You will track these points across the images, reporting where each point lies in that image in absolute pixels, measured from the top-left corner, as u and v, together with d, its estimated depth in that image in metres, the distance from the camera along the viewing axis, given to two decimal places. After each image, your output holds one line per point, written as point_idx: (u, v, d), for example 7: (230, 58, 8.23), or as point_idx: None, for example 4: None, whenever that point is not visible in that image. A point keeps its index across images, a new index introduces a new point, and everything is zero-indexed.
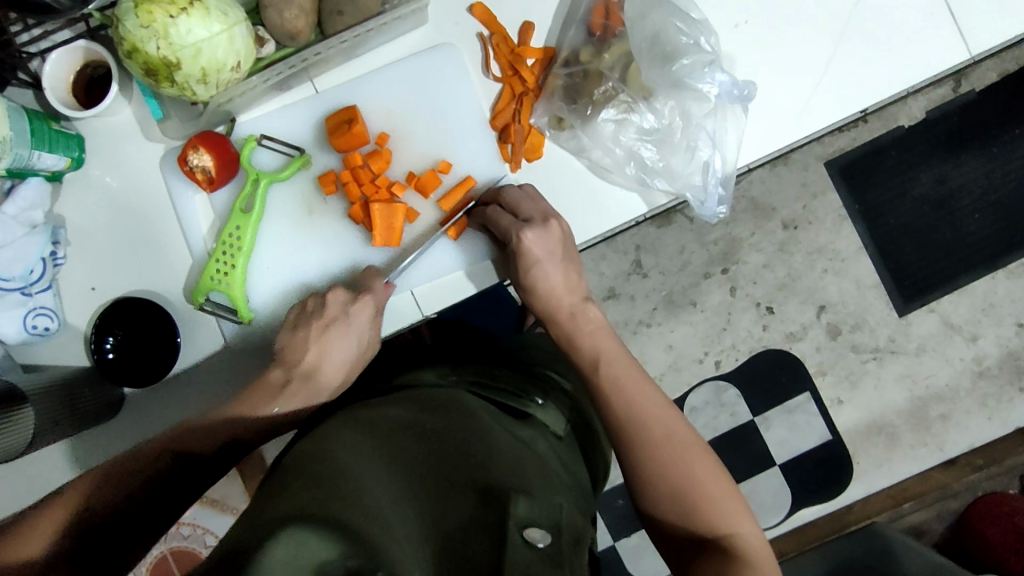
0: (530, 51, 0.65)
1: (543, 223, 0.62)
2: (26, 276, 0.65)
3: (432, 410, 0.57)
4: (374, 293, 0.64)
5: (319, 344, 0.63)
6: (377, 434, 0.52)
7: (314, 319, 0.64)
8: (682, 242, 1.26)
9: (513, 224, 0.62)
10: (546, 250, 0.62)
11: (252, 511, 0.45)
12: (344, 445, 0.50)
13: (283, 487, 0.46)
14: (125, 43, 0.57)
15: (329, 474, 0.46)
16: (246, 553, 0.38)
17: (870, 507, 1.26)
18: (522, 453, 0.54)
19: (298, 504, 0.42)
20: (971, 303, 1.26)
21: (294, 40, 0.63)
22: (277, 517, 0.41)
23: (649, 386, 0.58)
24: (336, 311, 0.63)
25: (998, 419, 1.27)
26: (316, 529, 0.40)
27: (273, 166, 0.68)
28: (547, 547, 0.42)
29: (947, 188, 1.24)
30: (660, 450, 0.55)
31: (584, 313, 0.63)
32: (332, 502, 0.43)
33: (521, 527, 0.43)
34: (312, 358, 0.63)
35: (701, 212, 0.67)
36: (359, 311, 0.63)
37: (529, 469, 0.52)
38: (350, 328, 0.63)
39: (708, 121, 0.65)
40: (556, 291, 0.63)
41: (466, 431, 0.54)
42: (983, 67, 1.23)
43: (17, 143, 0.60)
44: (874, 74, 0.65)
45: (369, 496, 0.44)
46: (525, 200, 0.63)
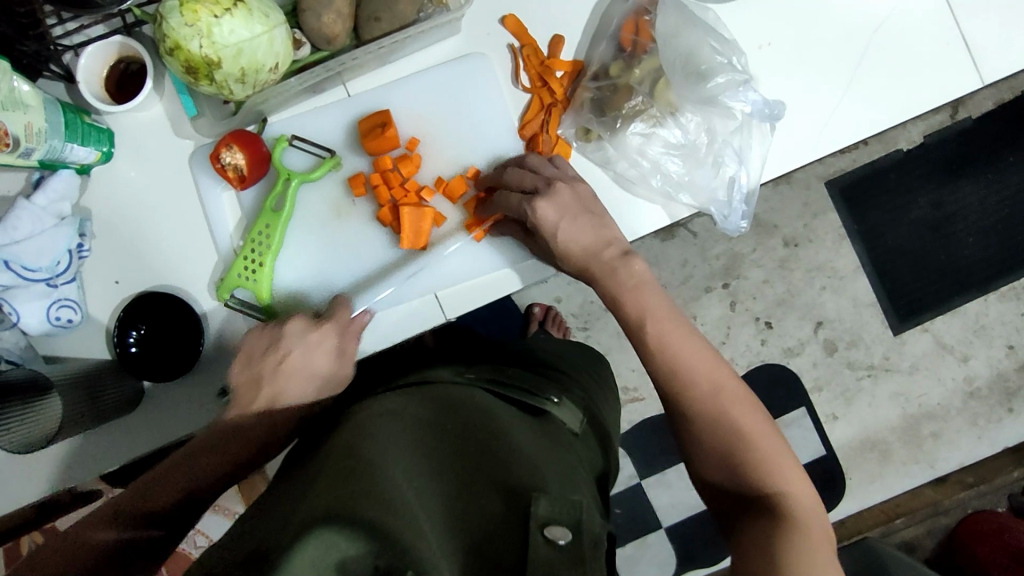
0: (560, 63, 0.67)
1: (548, 188, 0.62)
2: (53, 268, 0.65)
3: (452, 409, 0.57)
4: (336, 321, 0.64)
5: (272, 384, 0.61)
6: (399, 428, 0.52)
7: (268, 355, 0.62)
8: (684, 256, 1.28)
9: (523, 198, 0.63)
10: (561, 211, 0.62)
11: (280, 508, 0.45)
12: (367, 437, 0.50)
13: (309, 483, 0.46)
14: (168, 41, 0.57)
15: (357, 468, 0.45)
16: (277, 555, 0.38)
17: (862, 522, 1.29)
18: (539, 451, 0.55)
19: (328, 499, 0.42)
20: (963, 324, 1.30)
21: (331, 44, 0.64)
22: (308, 512, 0.41)
23: (694, 340, 0.60)
24: (291, 345, 0.62)
25: (988, 438, 1.30)
26: (346, 527, 0.39)
27: (304, 167, 0.69)
28: (568, 544, 0.42)
29: (943, 211, 1.28)
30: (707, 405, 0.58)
31: (625, 267, 0.62)
32: (361, 495, 0.42)
33: (542, 527, 0.43)
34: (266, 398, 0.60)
35: (723, 225, 0.70)
36: (320, 343, 0.62)
37: (548, 469, 0.52)
38: (308, 361, 0.62)
39: (734, 138, 0.67)
40: (594, 248, 0.63)
41: (486, 431, 0.54)
42: (981, 95, 1.26)
43: (52, 135, 0.61)
44: (890, 99, 0.68)
45: (398, 492, 0.44)
46: (523, 171, 0.64)
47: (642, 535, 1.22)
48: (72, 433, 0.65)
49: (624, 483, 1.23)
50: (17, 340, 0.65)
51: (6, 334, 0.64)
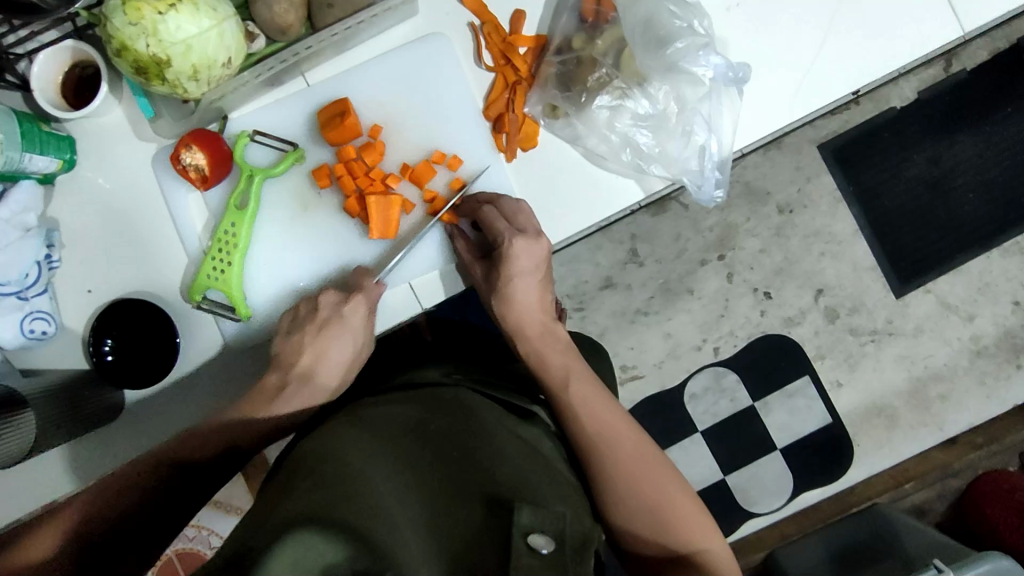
0: (522, 39, 0.65)
1: (534, 235, 0.63)
2: (22, 280, 0.65)
3: (434, 412, 0.56)
4: (367, 292, 0.64)
5: (313, 347, 0.63)
6: (383, 436, 0.51)
7: (307, 322, 0.64)
8: (678, 230, 1.26)
9: (507, 231, 0.62)
10: (532, 262, 0.64)
11: (258, 517, 0.44)
12: (350, 444, 0.49)
13: (285, 492, 0.45)
14: (114, 41, 0.56)
15: (334, 478, 0.45)
16: (253, 560, 0.37)
17: (871, 488, 1.27)
18: (526, 454, 0.54)
19: (303, 509, 0.41)
20: (966, 283, 1.27)
21: (286, 34, 0.62)
22: (281, 522, 0.40)
23: (610, 405, 0.61)
24: (328, 312, 0.63)
25: (996, 397, 1.28)
26: (323, 534, 0.39)
27: (267, 162, 0.68)
28: (552, 551, 0.39)
29: (941, 168, 1.25)
30: (631, 472, 0.58)
31: (553, 333, 0.66)
32: (341, 504, 0.42)
33: (525, 535, 0.41)
34: (307, 360, 0.63)
35: (698, 196, 0.68)
36: (354, 312, 0.63)
37: (535, 475, 0.51)
38: (349, 331, 0.63)
39: (703, 105, 0.65)
40: (532, 309, 0.66)
41: (469, 435, 0.53)
42: (974, 46, 1.23)
43: (8, 146, 0.60)
44: (868, 55, 0.65)
45: (377, 502, 0.43)
46: (522, 212, 0.64)
47: None
48: (58, 443, 0.66)
49: None
50: None
51: None
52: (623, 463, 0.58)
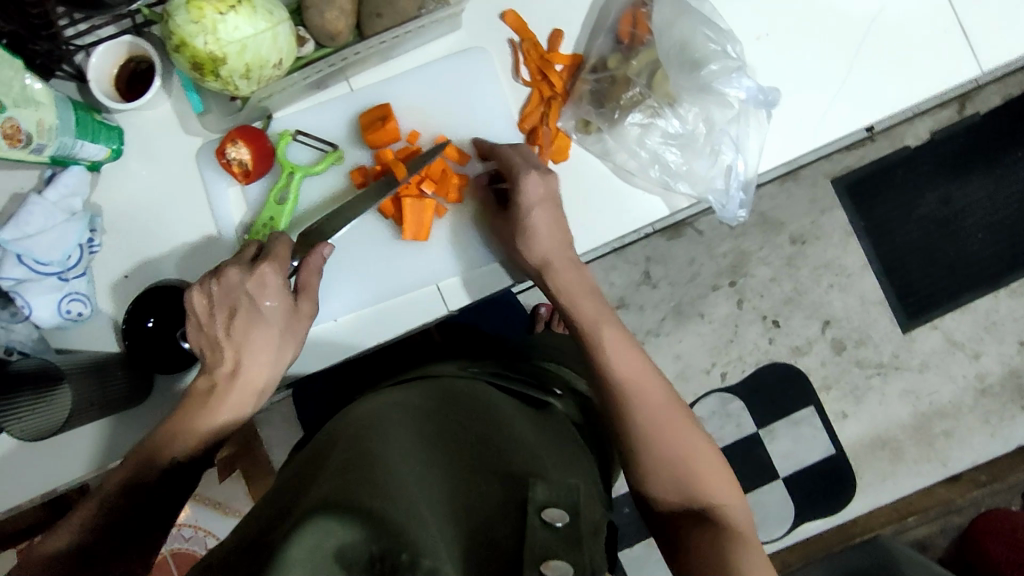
0: (559, 57, 0.68)
1: (544, 172, 0.65)
2: (64, 261, 0.66)
3: (455, 399, 0.58)
4: (274, 259, 0.61)
5: (232, 340, 0.60)
6: (400, 422, 0.53)
7: (219, 314, 0.60)
8: (691, 254, 1.28)
9: (522, 165, 0.65)
10: (544, 197, 0.64)
11: (281, 501, 0.45)
12: (368, 430, 0.51)
13: (311, 475, 0.47)
14: (174, 38, 0.59)
15: (358, 458, 0.47)
16: (275, 542, 0.38)
17: (874, 520, 1.27)
18: (540, 443, 0.55)
19: (327, 488, 0.43)
20: (974, 321, 1.29)
21: (334, 40, 0.65)
22: (308, 501, 0.42)
23: (637, 355, 0.61)
24: (237, 296, 0.60)
25: (1000, 436, 1.29)
26: (343, 514, 0.40)
27: (307, 161, 0.70)
28: (565, 526, 0.42)
29: (951, 207, 1.27)
30: (656, 420, 0.58)
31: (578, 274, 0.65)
32: (360, 484, 0.43)
33: (540, 510, 0.43)
34: (230, 357, 0.60)
35: (722, 214, 0.70)
36: (263, 287, 0.60)
37: (548, 461, 0.52)
38: (263, 313, 0.60)
39: (731, 126, 0.67)
40: (555, 248, 0.65)
41: (487, 423, 0.55)
42: (988, 90, 1.26)
43: (63, 132, 0.63)
44: (891, 88, 0.68)
45: (396, 483, 0.44)
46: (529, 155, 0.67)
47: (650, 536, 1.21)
48: (85, 422, 0.68)
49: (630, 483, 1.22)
50: (29, 332, 0.66)
51: (17, 327, 0.65)
52: (646, 416, 0.58)
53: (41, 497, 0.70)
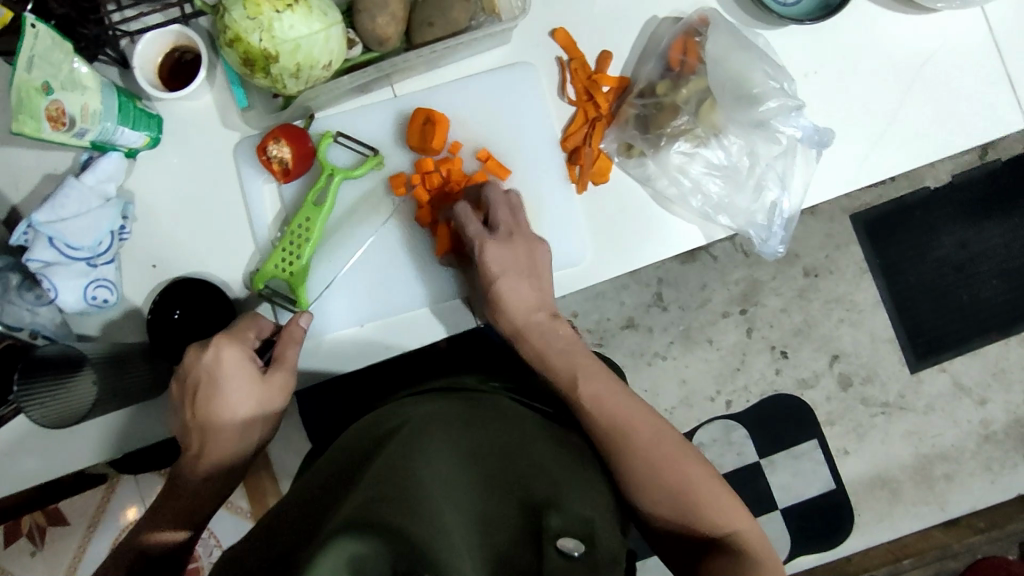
0: (607, 78, 0.68)
1: (504, 236, 0.65)
2: (94, 247, 0.65)
3: (479, 412, 0.58)
4: (230, 334, 0.62)
5: (195, 410, 0.61)
6: (428, 434, 0.52)
7: (185, 390, 0.62)
8: (704, 280, 1.28)
9: (477, 231, 0.65)
10: (505, 263, 0.64)
11: (309, 513, 0.45)
12: (397, 442, 0.50)
13: (341, 488, 0.47)
14: (229, 32, 0.58)
15: (389, 470, 0.46)
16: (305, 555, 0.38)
17: (868, 559, 1.27)
18: (562, 466, 0.54)
19: (356, 501, 0.43)
20: (982, 366, 1.29)
21: (383, 46, 0.65)
22: (336, 514, 0.42)
23: (622, 392, 0.62)
24: (195, 372, 0.61)
25: (1000, 483, 1.29)
26: (374, 530, 0.39)
27: (347, 164, 0.70)
28: (582, 557, 0.43)
29: (967, 252, 1.28)
30: (646, 457, 0.58)
31: (554, 331, 0.65)
32: (389, 500, 0.43)
33: (556, 539, 0.43)
34: (195, 423, 0.62)
35: (762, 248, 0.70)
36: (219, 360, 0.61)
37: (569, 489, 0.51)
38: (220, 381, 0.61)
39: (777, 162, 0.67)
40: (523, 305, 0.65)
41: (510, 440, 0.54)
42: (1011, 138, 1.27)
43: (105, 117, 0.62)
44: (934, 134, 0.68)
45: (424, 501, 0.44)
46: (504, 204, 0.66)
47: None
48: (108, 411, 0.67)
49: None
50: (52, 317, 0.67)
51: (40, 311, 0.66)
52: (649, 456, 0.58)
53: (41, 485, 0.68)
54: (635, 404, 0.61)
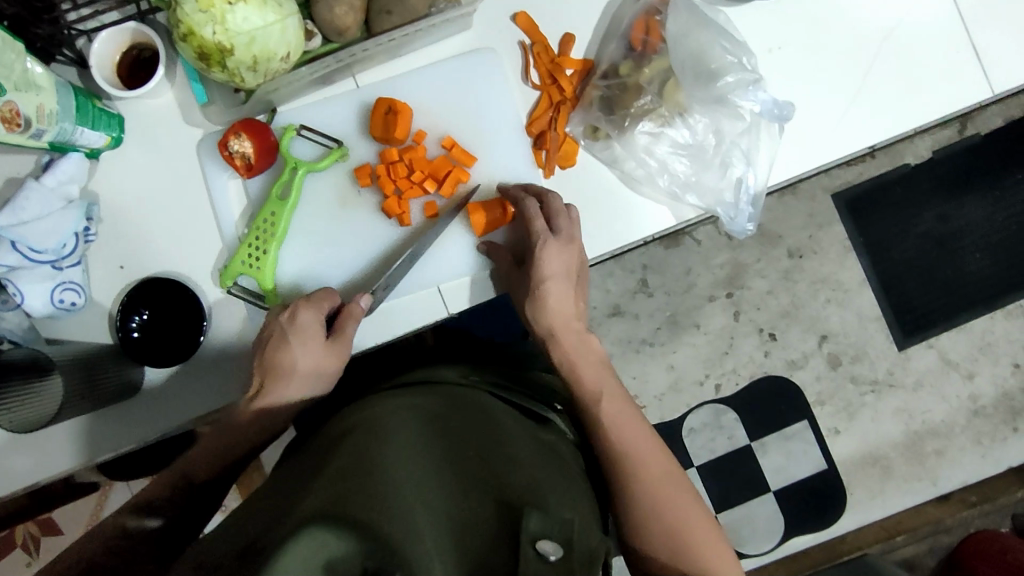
0: (569, 61, 0.67)
1: (567, 240, 0.64)
2: (59, 250, 0.65)
3: (453, 409, 0.57)
4: (315, 298, 0.64)
5: (265, 365, 0.63)
6: (403, 427, 0.51)
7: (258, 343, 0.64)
8: (688, 264, 1.28)
9: (543, 230, 0.64)
10: (562, 266, 0.64)
11: (277, 504, 0.45)
12: (371, 434, 0.50)
13: (307, 481, 0.46)
14: (181, 26, 0.58)
15: (357, 467, 0.46)
16: (268, 547, 0.38)
17: (862, 538, 1.27)
18: (537, 460, 0.54)
19: (322, 498, 0.42)
20: (969, 341, 1.29)
21: (342, 36, 0.64)
22: (301, 510, 0.41)
23: (634, 418, 0.61)
24: (272, 326, 0.63)
25: (991, 457, 1.29)
26: (338, 526, 0.39)
27: (311, 157, 0.69)
28: (560, 559, 0.39)
29: (950, 227, 1.27)
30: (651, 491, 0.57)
31: (588, 343, 0.66)
32: (355, 494, 0.42)
33: (534, 542, 0.41)
34: (260, 381, 0.63)
35: (730, 227, 0.70)
36: (295, 318, 0.63)
37: (547, 485, 0.50)
38: (291, 339, 0.62)
39: (743, 138, 0.67)
40: (565, 312, 0.66)
41: (485, 438, 0.53)
42: (989, 112, 1.26)
43: (63, 117, 0.61)
44: (901, 106, 0.67)
45: (393, 493, 0.43)
46: (566, 216, 0.65)
47: None
48: (77, 413, 0.66)
49: None
50: (19, 321, 0.64)
51: (8, 316, 0.63)
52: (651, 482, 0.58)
53: (16, 494, 0.67)
54: (647, 433, 0.60)
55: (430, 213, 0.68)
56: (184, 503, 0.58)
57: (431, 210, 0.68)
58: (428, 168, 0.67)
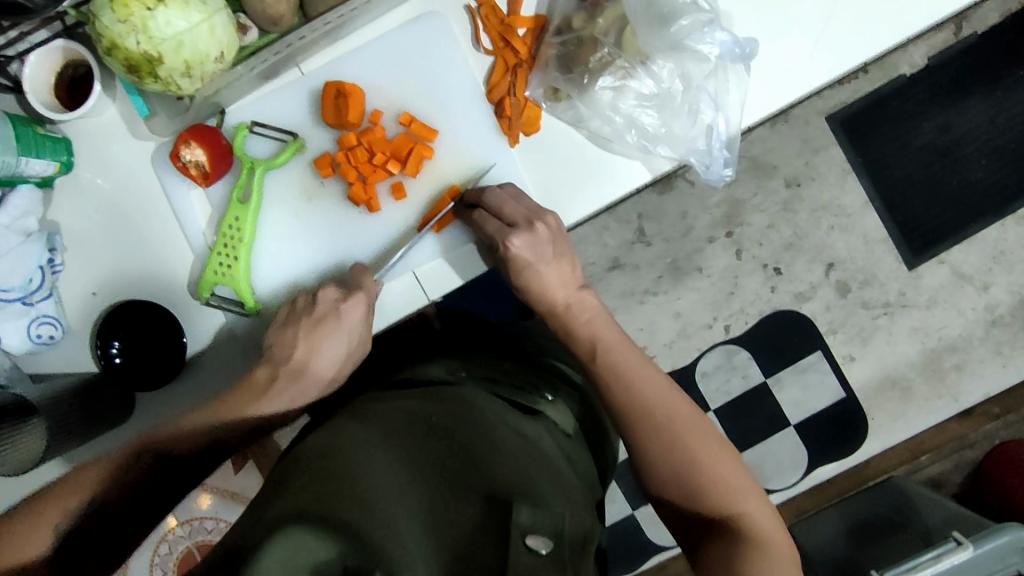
0: (521, 20, 0.63)
1: (527, 227, 0.61)
2: (25, 286, 0.64)
3: (433, 403, 0.56)
4: (366, 291, 0.62)
5: (307, 341, 0.62)
6: (380, 429, 0.50)
7: (303, 315, 0.63)
8: (684, 208, 1.24)
9: (498, 231, 0.61)
10: (534, 250, 0.62)
11: (254, 507, 0.44)
12: (350, 436, 0.49)
13: (285, 480, 0.45)
14: (104, 40, 0.55)
15: (334, 468, 0.44)
16: (246, 551, 0.37)
17: (887, 462, 1.26)
18: (526, 452, 0.53)
19: (300, 498, 0.41)
20: (981, 252, 1.24)
21: (277, 25, 0.62)
22: (278, 511, 0.40)
23: (630, 349, 0.61)
24: (325, 309, 0.62)
25: (1012, 366, 1.26)
26: (319, 527, 0.38)
27: (268, 153, 0.67)
28: (548, 551, 0.41)
29: (952, 135, 1.22)
30: (659, 424, 0.57)
31: (581, 302, 0.64)
32: (335, 496, 0.41)
33: (523, 535, 0.42)
34: (300, 354, 0.62)
35: (706, 176, 0.67)
36: (350, 313, 0.62)
37: (533, 473, 0.50)
38: (342, 329, 0.62)
39: (709, 82, 0.63)
40: (551, 288, 0.64)
41: (469, 427, 0.52)
42: (985, 8, 1.19)
43: (3, 150, 0.59)
44: (879, 22, 0.62)
45: (375, 497, 0.42)
46: (510, 203, 0.62)
47: None
48: (69, 447, 0.65)
49: None
50: (2, 361, 0.64)
51: None
52: (651, 410, 0.57)
53: None
54: (641, 359, 0.60)
55: (419, 224, 0.66)
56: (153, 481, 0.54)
57: (399, 191, 0.66)
58: (389, 148, 0.64)
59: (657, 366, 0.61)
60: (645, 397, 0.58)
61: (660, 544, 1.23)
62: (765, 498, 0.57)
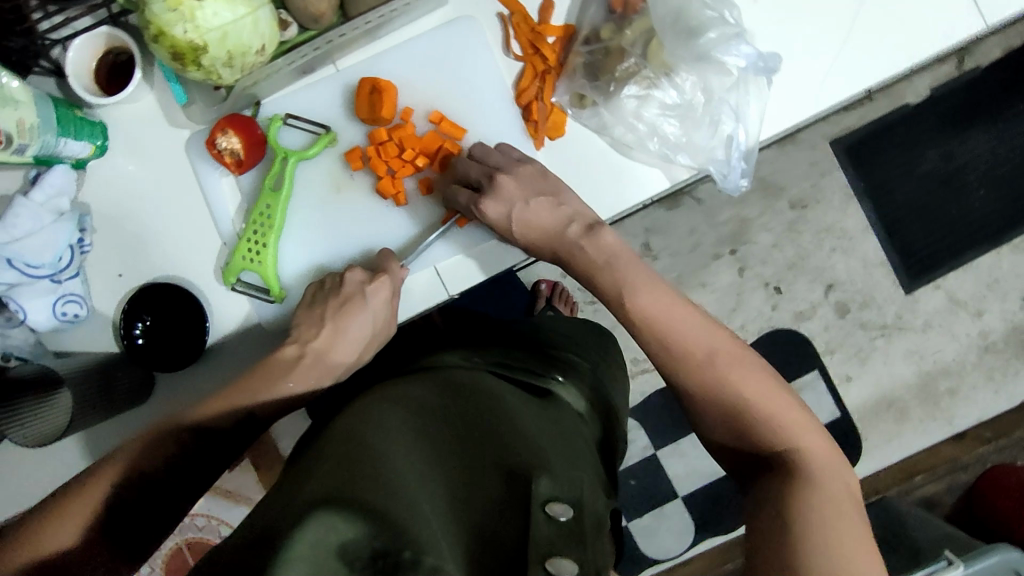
0: (551, 29, 0.66)
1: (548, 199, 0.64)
2: (55, 264, 0.65)
3: (450, 391, 0.56)
4: (391, 276, 0.65)
5: (332, 323, 0.64)
6: (399, 416, 0.51)
7: (331, 297, 0.65)
8: (691, 224, 1.27)
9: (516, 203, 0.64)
10: (551, 218, 0.65)
11: (280, 493, 0.45)
12: (370, 423, 0.50)
13: (309, 468, 0.46)
14: (152, 27, 0.57)
15: (357, 453, 0.45)
16: (275, 536, 0.38)
17: (880, 482, 1.28)
18: (542, 435, 0.54)
19: (325, 485, 0.42)
20: (976, 279, 1.28)
21: (318, 22, 0.63)
22: (305, 497, 0.41)
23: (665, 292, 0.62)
24: (352, 291, 0.65)
25: (1004, 392, 1.28)
26: (344, 509, 0.39)
27: (300, 145, 0.69)
28: (570, 519, 0.41)
29: (953, 164, 1.25)
30: (697, 371, 0.58)
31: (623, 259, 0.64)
32: (359, 479, 0.42)
33: (544, 505, 0.42)
34: (324, 337, 0.65)
35: (723, 184, 0.68)
36: (377, 294, 0.65)
37: (551, 452, 0.50)
38: (367, 311, 0.65)
39: (731, 95, 0.66)
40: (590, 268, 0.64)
41: (486, 413, 0.53)
42: (988, 43, 1.24)
43: (44, 130, 0.60)
44: (891, 48, 0.66)
45: (397, 478, 0.43)
46: (528, 172, 0.65)
47: (660, 505, 1.23)
48: (89, 423, 0.67)
49: (637, 454, 1.24)
50: (26, 337, 0.66)
51: (14, 332, 0.65)
52: (688, 360, 0.58)
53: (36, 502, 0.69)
54: (679, 303, 0.61)
55: (445, 217, 0.68)
56: (182, 464, 0.55)
57: (426, 186, 0.68)
58: (419, 145, 0.66)
59: (698, 310, 0.61)
60: (679, 340, 0.59)
61: (654, 555, 1.24)
62: (822, 431, 0.56)
